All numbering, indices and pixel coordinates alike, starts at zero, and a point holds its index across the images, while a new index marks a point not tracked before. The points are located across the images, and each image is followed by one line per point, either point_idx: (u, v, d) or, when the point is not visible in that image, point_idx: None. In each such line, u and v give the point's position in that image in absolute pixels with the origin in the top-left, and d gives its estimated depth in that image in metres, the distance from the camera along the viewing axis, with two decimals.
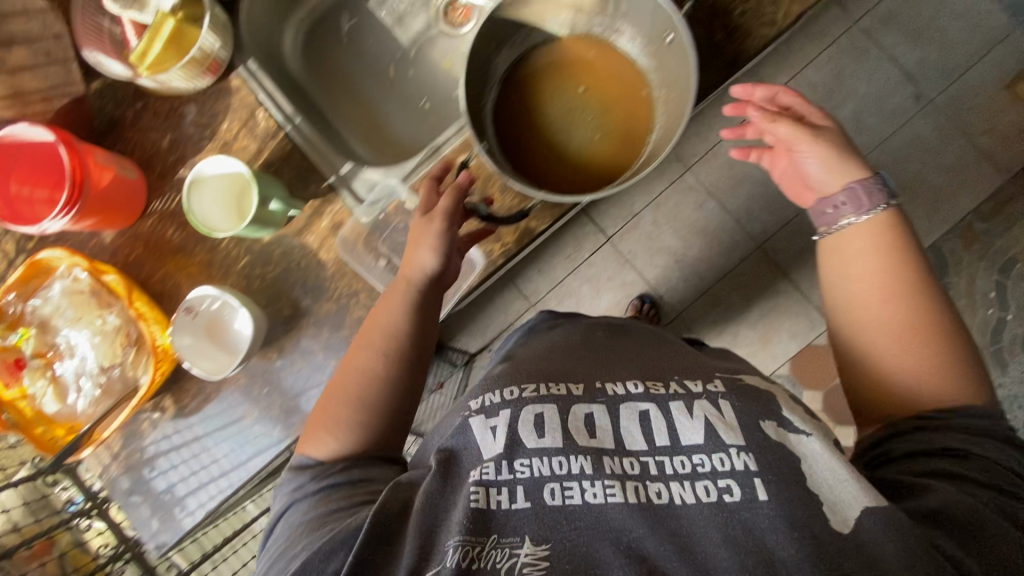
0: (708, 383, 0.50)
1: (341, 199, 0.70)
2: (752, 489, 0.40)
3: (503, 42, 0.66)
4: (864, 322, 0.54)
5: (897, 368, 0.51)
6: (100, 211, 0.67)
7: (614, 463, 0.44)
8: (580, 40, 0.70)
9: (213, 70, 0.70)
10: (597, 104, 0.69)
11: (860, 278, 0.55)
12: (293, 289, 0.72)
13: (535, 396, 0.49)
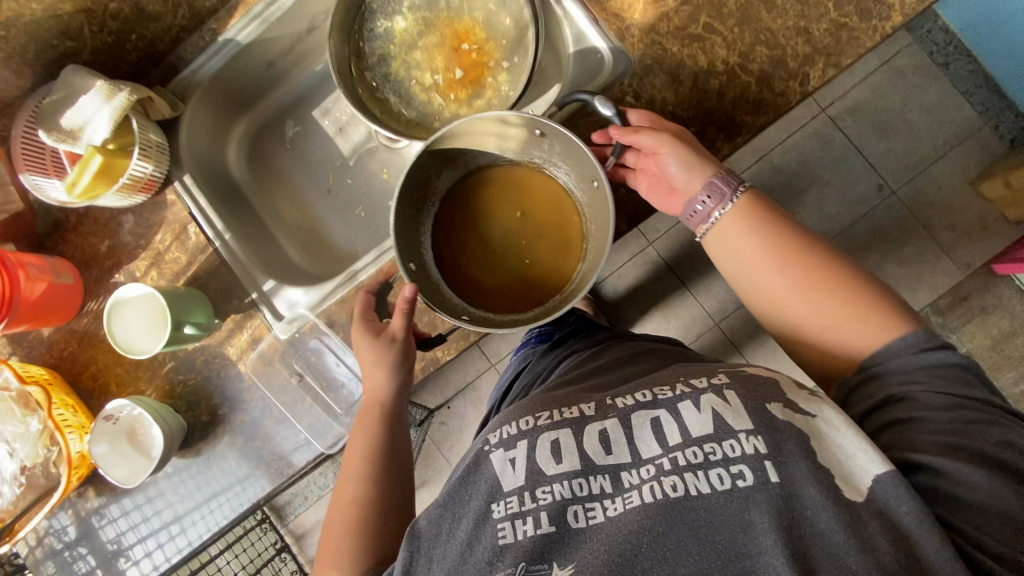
0: (712, 377, 0.52)
1: (262, 316, 0.74)
2: (764, 474, 0.44)
3: (453, 161, 0.65)
4: (778, 304, 0.57)
5: (816, 327, 0.55)
6: (31, 320, 0.72)
7: (591, 484, 0.48)
8: (536, 170, 0.67)
9: (149, 186, 0.74)
10: (535, 229, 0.68)
11: (761, 274, 0.57)
12: (211, 394, 0.76)
13: (549, 423, 0.53)
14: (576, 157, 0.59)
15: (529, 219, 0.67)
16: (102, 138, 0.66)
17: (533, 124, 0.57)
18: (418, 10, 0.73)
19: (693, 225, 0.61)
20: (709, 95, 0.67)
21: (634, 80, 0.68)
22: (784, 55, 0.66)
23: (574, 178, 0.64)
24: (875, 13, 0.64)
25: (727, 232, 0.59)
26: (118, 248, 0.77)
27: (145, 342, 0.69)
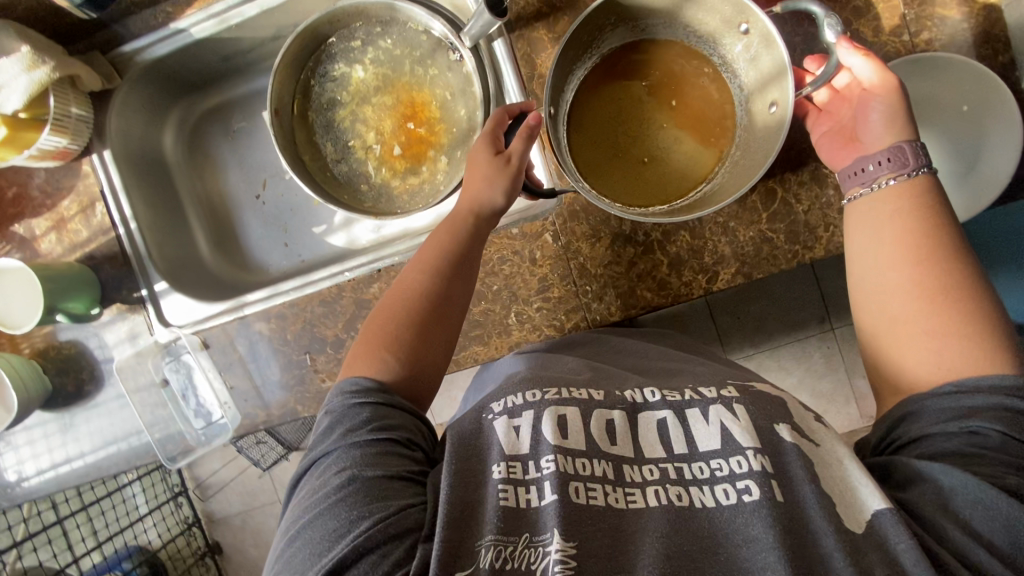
0: (724, 389, 0.52)
1: (145, 313, 0.74)
2: (770, 492, 0.42)
3: (624, 22, 0.60)
4: (890, 284, 0.49)
5: (906, 326, 0.48)
6: None
7: (595, 466, 0.46)
8: (695, 53, 0.63)
9: (64, 155, 0.72)
10: (668, 119, 0.63)
11: (877, 262, 0.51)
12: (82, 366, 0.77)
13: (555, 399, 0.51)
14: (774, 77, 0.56)
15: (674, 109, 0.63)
16: (12, 108, 0.64)
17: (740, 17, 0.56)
18: (379, 65, 0.71)
19: (847, 184, 0.55)
20: (620, 260, 0.67)
21: (558, 220, 0.67)
22: (710, 240, 0.65)
23: (749, 87, 0.61)
24: (802, 237, 0.64)
25: (868, 208, 0.53)
26: (24, 199, 0.76)
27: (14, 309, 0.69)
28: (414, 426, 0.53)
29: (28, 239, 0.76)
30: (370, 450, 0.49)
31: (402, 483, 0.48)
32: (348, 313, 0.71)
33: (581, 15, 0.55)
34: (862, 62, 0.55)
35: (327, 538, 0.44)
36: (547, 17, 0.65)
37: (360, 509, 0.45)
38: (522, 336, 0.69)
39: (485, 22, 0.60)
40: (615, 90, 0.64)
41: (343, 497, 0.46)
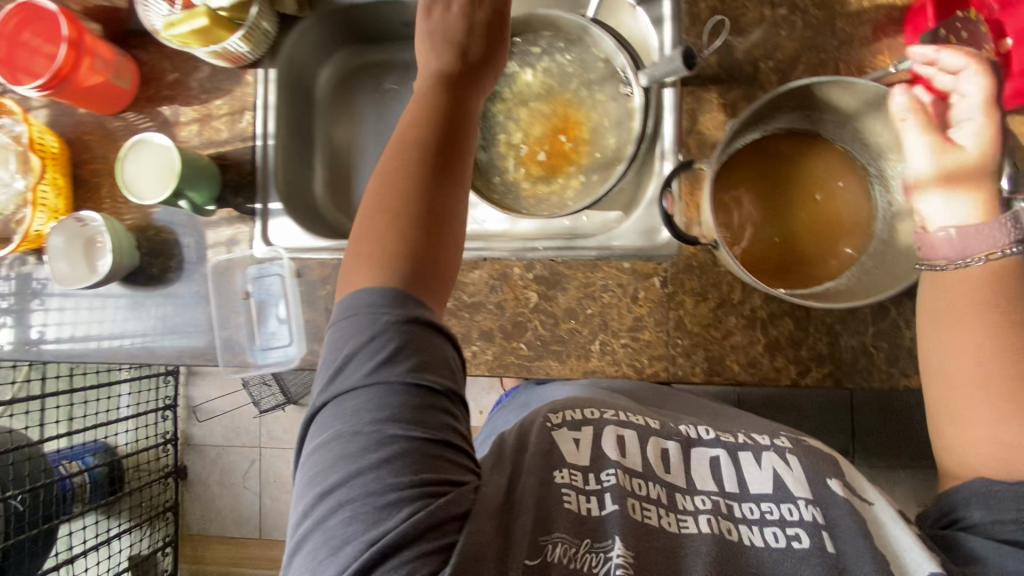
0: (777, 439, 0.59)
1: (252, 226, 0.77)
2: (820, 541, 0.48)
3: (804, 110, 0.63)
4: (958, 380, 0.50)
5: (967, 422, 0.48)
6: (73, 100, 0.74)
7: (649, 489, 0.53)
8: (850, 161, 0.67)
9: (237, 60, 0.76)
10: (803, 212, 0.67)
11: (950, 352, 0.51)
12: (174, 253, 0.79)
13: (616, 420, 0.59)
14: None
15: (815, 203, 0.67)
16: (218, 6, 0.68)
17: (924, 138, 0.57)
18: (549, 75, 0.75)
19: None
20: (719, 327, 0.68)
21: (672, 268, 0.69)
22: (812, 337, 0.67)
23: (898, 206, 0.62)
24: (901, 364, 0.65)
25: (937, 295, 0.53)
26: (180, 85, 0.80)
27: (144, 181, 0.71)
28: (449, 364, 0.46)
29: (170, 121, 0.79)
30: (392, 418, 0.42)
31: (429, 453, 0.43)
32: None
33: (779, 90, 0.57)
34: (926, 154, 0.55)
35: (353, 528, 0.40)
36: (722, 83, 0.69)
37: (394, 483, 0.41)
38: (601, 366, 0.70)
39: (670, 64, 0.62)
40: (766, 169, 0.68)
41: (355, 459, 0.42)
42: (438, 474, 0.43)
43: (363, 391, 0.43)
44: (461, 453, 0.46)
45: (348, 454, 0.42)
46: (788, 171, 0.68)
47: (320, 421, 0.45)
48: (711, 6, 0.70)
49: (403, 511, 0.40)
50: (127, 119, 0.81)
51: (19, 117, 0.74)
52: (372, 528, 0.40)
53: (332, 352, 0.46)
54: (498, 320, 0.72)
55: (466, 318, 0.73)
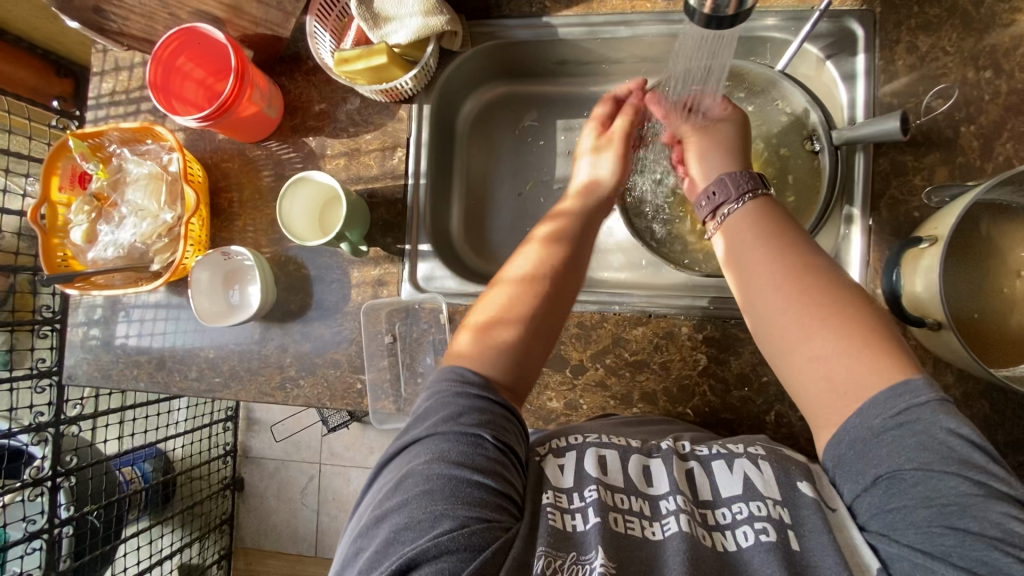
0: (750, 445, 0.53)
1: (400, 267, 0.74)
2: (786, 538, 0.44)
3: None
4: (783, 335, 0.48)
5: (806, 356, 0.46)
6: (224, 129, 0.72)
7: (633, 502, 0.50)
8: None
9: (394, 95, 0.73)
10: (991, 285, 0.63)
11: (764, 290, 0.50)
12: (312, 290, 0.76)
13: (596, 441, 0.56)
14: None
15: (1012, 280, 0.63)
16: (397, 42, 0.65)
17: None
18: None
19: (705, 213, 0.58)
20: None
21: None
22: (1007, 419, 0.63)
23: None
24: None
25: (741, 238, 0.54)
26: (328, 117, 0.77)
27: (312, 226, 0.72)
28: (500, 419, 0.52)
29: (316, 152, 0.77)
30: (437, 457, 0.48)
31: (464, 487, 0.46)
32: (601, 343, 0.71)
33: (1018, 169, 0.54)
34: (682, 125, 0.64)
35: (390, 537, 0.45)
36: (919, 146, 0.65)
37: (428, 507, 0.45)
38: (774, 437, 0.66)
39: (882, 129, 0.60)
40: (960, 242, 0.64)
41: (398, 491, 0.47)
42: (476, 509, 0.45)
43: (417, 436, 0.51)
44: (507, 497, 0.47)
45: (397, 486, 0.47)
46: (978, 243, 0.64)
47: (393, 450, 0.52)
48: (909, 64, 0.66)
49: (433, 535, 0.44)
50: (269, 147, 0.78)
51: (171, 145, 0.71)
52: (400, 548, 0.44)
53: (419, 407, 0.54)
54: (663, 382, 0.69)
55: (627, 377, 0.70)
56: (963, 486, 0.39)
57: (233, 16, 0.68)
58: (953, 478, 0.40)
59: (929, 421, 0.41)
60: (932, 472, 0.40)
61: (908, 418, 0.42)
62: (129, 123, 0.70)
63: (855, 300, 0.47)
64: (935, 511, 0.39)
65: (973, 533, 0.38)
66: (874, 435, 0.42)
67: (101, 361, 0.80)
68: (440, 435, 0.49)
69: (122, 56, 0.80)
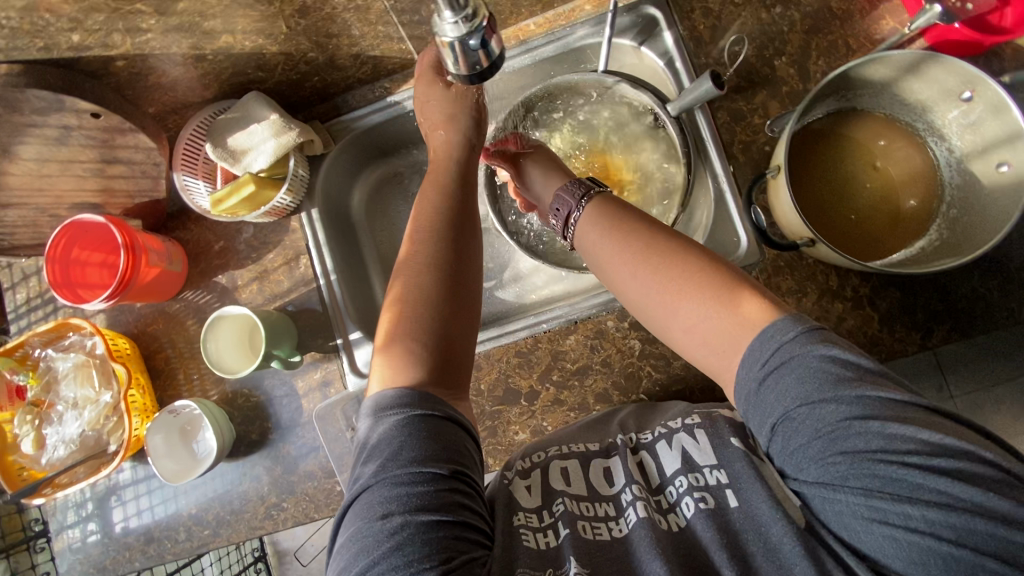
0: (686, 419, 0.58)
1: (339, 362, 0.77)
2: (723, 500, 0.48)
3: (841, 92, 0.65)
4: (653, 312, 0.54)
5: (682, 326, 0.51)
6: (135, 298, 0.75)
7: (597, 508, 0.53)
8: (893, 125, 0.68)
9: (280, 212, 0.77)
10: (862, 184, 0.68)
11: (623, 281, 0.55)
12: (268, 413, 0.78)
13: (559, 454, 0.60)
14: (1002, 140, 0.59)
15: (877, 174, 0.68)
16: (259, 168, 0.70)
17: (971, 83, 0.58)
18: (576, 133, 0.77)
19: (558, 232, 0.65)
20: (829, 316, 0.68)
21: (762, 274, 0.69)
22: (921, 299, 0.66)
23: (962, 150, 0.64)
24: (1017, 296, 0.65)
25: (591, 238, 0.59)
26: (229, 251, 0.81)
27: (237, 359, 0.73)
28: (457, 446, 0.47)
29: (230, 286, 0.80)
30: (393, 509, 0.43)
31: (430, 534, 0.42)
32: (543, 363, 0.74)
33: (820, 84, 0.60)
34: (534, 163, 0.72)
35: None
36: (745, 91, 0.71)
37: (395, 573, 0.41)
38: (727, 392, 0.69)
39: (703, 90, 0.65)
40: (820, 157, 0.69)
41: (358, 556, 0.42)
42: (447, 554, 0.42)
43: (367, 483, 0.45)
44: (472, 525, 0.46)
45: (358, 550, 0.42)
46: (833, 151, 0.69)
47: (346, 508, 0.46)
48: (709, 26, 0.73)
49: None
50: (185, 297, 0.81)
51: (89, 330, 0.74)
52: None
53: (361, 448, 0.48)
54: (610, 377, 0.72)
55: (577, 385, 0.72)
56: (844, 407, 0.41)
57: (109, 198, 0.73)
58: (828, 401, 0.41)
59: (801, 355, 0.43)
60: (812, 400, 0.42)
61: (780, 360, 0.44)
62: (41, 326, 0.73)
63: (676, 247, 0.53)
64: (825, 439, 0.41)
65: (861, 452, 0.40)
66: (761, 380, 0.45)
67: (92, 556, 0.80)
68: (393, 479, 0.44)
69: (24, 265, 0.83)
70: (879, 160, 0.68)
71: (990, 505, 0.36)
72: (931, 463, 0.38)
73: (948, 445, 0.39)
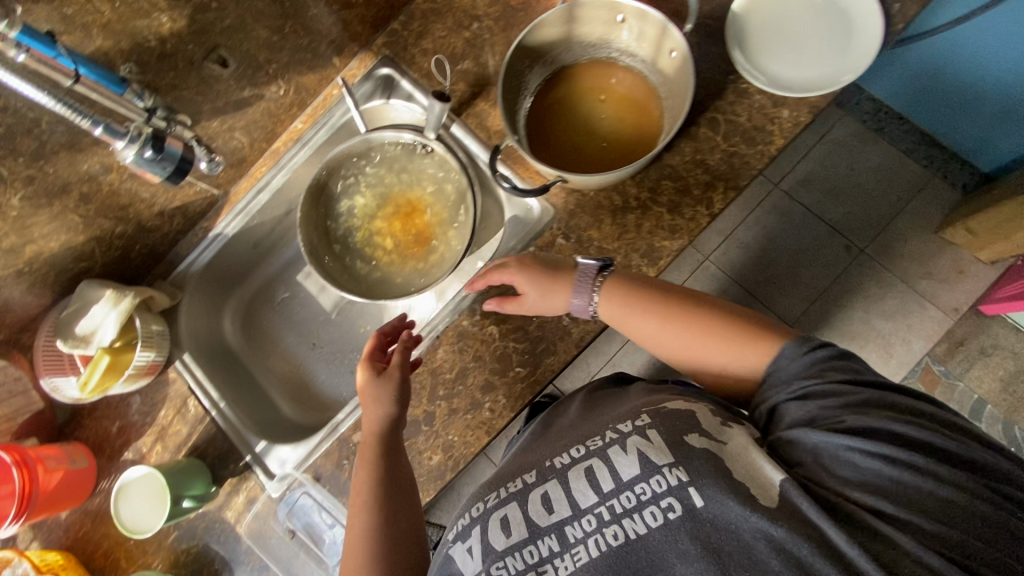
0: (636, 420, 0.59)
1: (255, 477, 0.80)
2: (688, 500, 0.50)
3: (539, 59, 0.77)
4: (683, 359, 0.67)
5: (714, 361, 0.64)
6: (48, 510, 0.78)
7: (541, 546, 0.54)
8: (603, 63, 0.79)
9: (153, 369, 0.83)
10: (604, 117, 0.79)
11: (655, 334, 0.68)
12: (212, 556, 0.79)
13: (498, 501, 0.58)
14: (660, 34, 0.70)
15: (610, 104, 0.79)
16: (109, 340, 0.77)
17: (617, 9, 0.71)
18: (372, 188, 0.86)
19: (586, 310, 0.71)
20: (629, 228, 0.76)
21: (561, 223, 0.78)
22: (691, 178, 0.75)
23: (648, 56, 0.75)
24: (759, 139, 0.74)
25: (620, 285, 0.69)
26: (126, 427, 0.85)
27: (149, 523, 0.75)
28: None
29: (137, 456, 0.84)
30: None
31: None
32: (427, 385, 0.77)
33: (509, 61, 0.71)
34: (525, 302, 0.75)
35: None
36: (480, 93, 0.83)
37: None
38: (584, 330, 0.75)
39: (433, 110, 0.76)
40: (555, 112, 0.80)
41: None
42: None
43: None
44: None
45: None
46: (569, 106, 0.80)
47: None
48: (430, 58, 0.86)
49: None
50: (101, 485, 0.84)
51: (15, 558, 0.76)
52: None
53: None
54: (488, 369, 0.77)
55: (462, 389, 0.76)
56: (852, 385, 0.54)
57: None
58: (845, 381, 0.55)
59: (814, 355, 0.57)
60: (806, 376, 0.56)
61: (813, 358, 0.57)
62: None
63: (702, 303, 0.67)
64: (862, 396, 0.53)
65: (887, 406, 0.52)
66: (803, 357, 0.58)
67: None
68: None
69: None
70: (607, 95, 0.80)
71: (965, 458, 0.48)
72: (925, 427, 0.50)
73: (930, 417, 0.51)
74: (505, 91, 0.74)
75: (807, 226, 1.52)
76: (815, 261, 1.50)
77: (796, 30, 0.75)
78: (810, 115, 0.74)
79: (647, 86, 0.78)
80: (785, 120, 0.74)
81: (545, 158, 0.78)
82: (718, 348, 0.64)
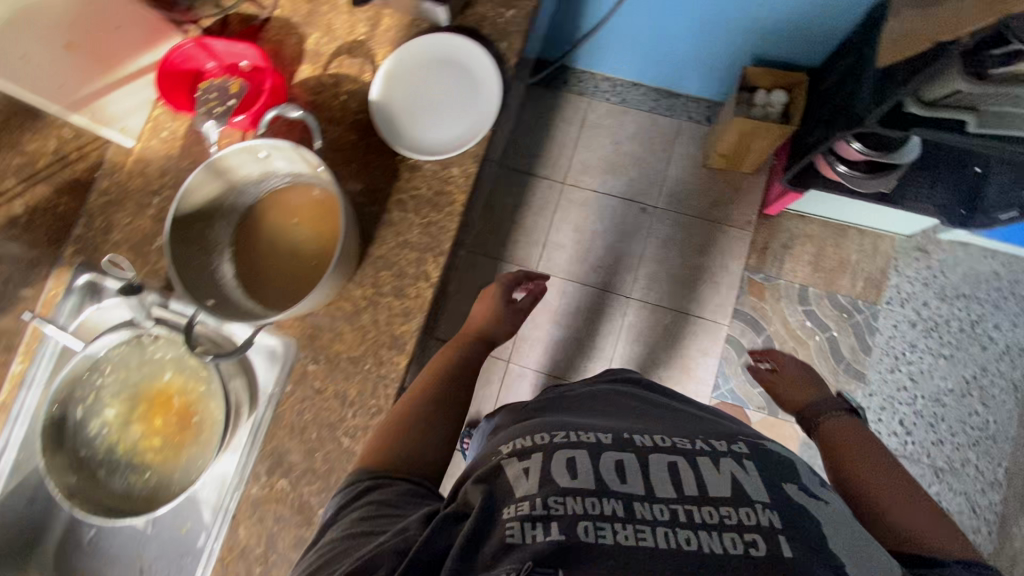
0: (733, 444, 0.59)
1: None
2: (774, 546, 0.46)
3: (211, 216, 0.77)
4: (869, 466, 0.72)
5: (895, 501, 0.67)
6: None
7: (603, 506, 0.50)
8: (280, 190, 0.81)
9: None
10: (302, 238, 0.80)
11: (881, 453, 0.74)
12: None
13: (567, 444, 0.57)
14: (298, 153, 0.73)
15: (303, 224, 0.80)
16: None
17: (257, 150, 0.73)
18: (117, 395, 0.82)
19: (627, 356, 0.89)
20: (367, 328, 0.77)
21: (306, 351, 0.78)
22: (402, 259, 0.79)
23: (308, 172, 0.77)
24: (444, 202, 0.80)
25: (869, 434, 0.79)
26: None
27: None
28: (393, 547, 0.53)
29: None
30: None
31: None
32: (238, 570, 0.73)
33: (166, 232, 0.69)
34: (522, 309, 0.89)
35: None
36: None
37: None
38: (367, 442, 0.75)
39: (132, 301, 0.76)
40: (247, 257, 0.80)
41: None
42: None
43: None
44: None
45: None
46: (266, 242, 0.80)
47: None
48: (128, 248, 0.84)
49: None
50: None
51: None
52: None
53: None
54: (292, 525, 0.73)
55: (275, 558, 0.73)
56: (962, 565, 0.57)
57: None
58: None
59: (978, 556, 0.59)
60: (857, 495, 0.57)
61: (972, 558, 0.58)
62: None
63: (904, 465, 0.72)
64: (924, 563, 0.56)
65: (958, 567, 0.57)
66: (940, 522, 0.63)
67: None
68: None
69: None
70: (297, 216, 0.81)
71: None
72: None
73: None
74: (178, 257, 0.72)
75: (603, 206, 1.64)
76: (621, 235, 1.62)
77: (432, 96, 0.81)
78: (476, 164, 0.80)
79: (325, 194, 0.80)
80: (458, 176, 0.80)
81: (261, 301, 0.77)
82: (925, 516, 0.64)
